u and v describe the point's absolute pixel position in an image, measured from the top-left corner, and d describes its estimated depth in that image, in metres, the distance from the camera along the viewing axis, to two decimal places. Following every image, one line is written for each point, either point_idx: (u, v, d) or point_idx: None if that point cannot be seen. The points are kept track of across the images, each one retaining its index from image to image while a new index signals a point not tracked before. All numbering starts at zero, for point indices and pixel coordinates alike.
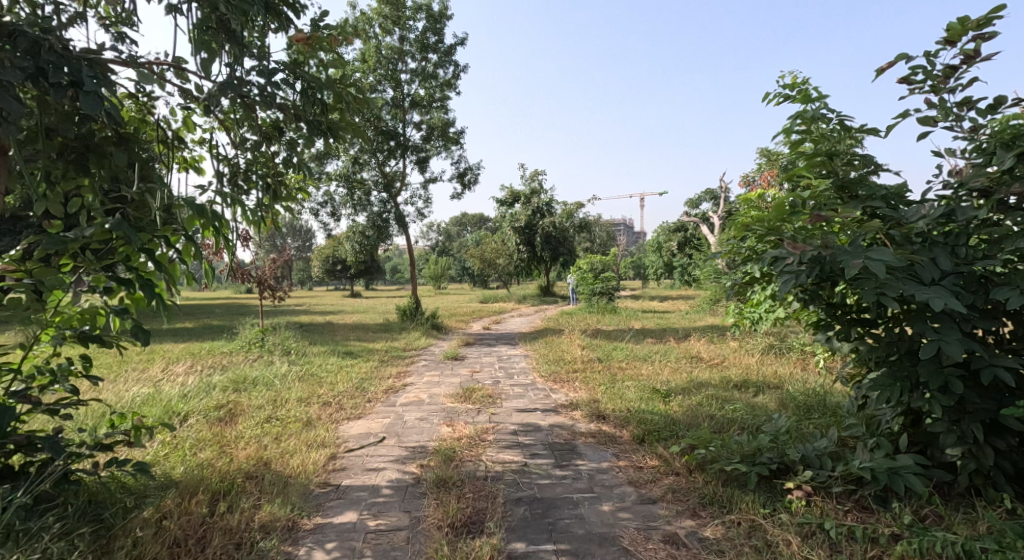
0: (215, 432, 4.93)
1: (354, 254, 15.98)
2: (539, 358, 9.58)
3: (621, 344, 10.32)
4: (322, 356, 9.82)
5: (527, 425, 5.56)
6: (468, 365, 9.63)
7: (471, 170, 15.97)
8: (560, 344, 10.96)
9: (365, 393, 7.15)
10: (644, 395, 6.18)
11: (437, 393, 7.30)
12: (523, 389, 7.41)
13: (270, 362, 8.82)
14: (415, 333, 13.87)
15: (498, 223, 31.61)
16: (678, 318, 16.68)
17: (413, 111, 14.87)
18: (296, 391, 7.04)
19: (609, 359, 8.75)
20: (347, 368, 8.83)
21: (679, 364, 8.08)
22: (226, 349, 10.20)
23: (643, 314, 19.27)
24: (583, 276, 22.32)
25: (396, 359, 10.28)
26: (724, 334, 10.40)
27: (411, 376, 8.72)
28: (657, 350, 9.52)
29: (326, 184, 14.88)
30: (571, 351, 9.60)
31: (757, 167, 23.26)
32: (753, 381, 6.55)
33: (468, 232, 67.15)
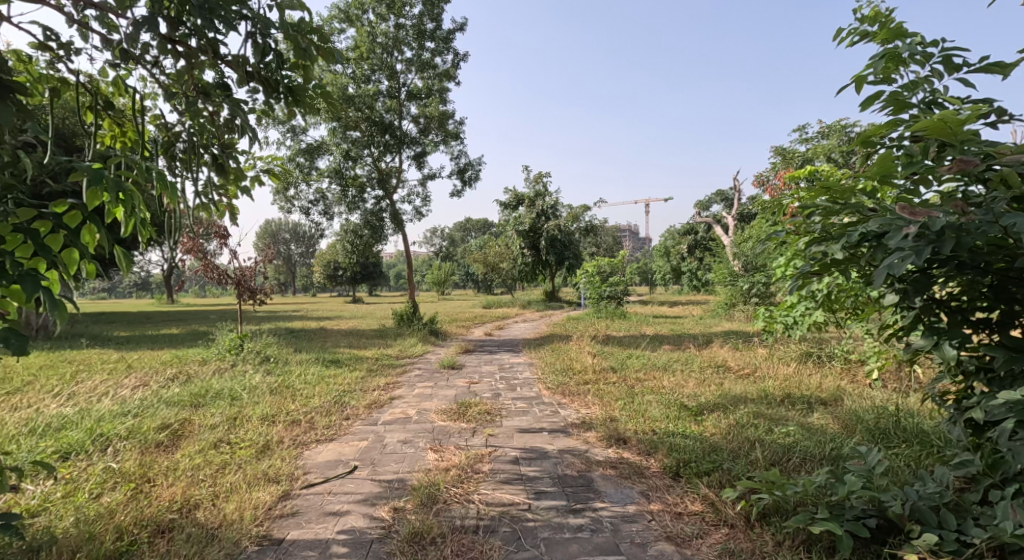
0: (143, 463, 3.96)
1: (346, 255, 15.07)
2: (545, 367, 8.61)
3: (636, 351, 9.31)
4: (303, 366, 8.84)
5: (531, 450, 4.57)
6: (466, 375, 8.65)
7: (472, 166, 15.03)
8: (568, 351, 9.98)
9: (345, 409, 6.18)
10: (672, 413, 5.20)
11: (428, 408, 6.34)
12: (526, 404, 6.42)
13: (242, 371, 7.85)
14: (412, 339, 12.94)
15: (502, 227, 30.68)
16: (691, 324, 15.74)
17: (410, 103, 13.98)
18: (264, 406, 6.08)
19: (624, 369, 7.76)
20: (330, 379, 7.87)
21: (707, 375, 7.07)
22: (200, 358, 9.27)
23: (654, 319, 18.31)
24: (590, 280, 21.37)
25: (387, 368, 9.31)
26: (750, 342, 9.39)
27: (400, 388, 7.74)
28: (678, 358, 8.51)
29: (318, 180, 14.01)
30: (580, 359, 8.62)
31: (772, 166, 22.40)
32: (798, 395, 5.55)
33: (471, 238, 66.35)
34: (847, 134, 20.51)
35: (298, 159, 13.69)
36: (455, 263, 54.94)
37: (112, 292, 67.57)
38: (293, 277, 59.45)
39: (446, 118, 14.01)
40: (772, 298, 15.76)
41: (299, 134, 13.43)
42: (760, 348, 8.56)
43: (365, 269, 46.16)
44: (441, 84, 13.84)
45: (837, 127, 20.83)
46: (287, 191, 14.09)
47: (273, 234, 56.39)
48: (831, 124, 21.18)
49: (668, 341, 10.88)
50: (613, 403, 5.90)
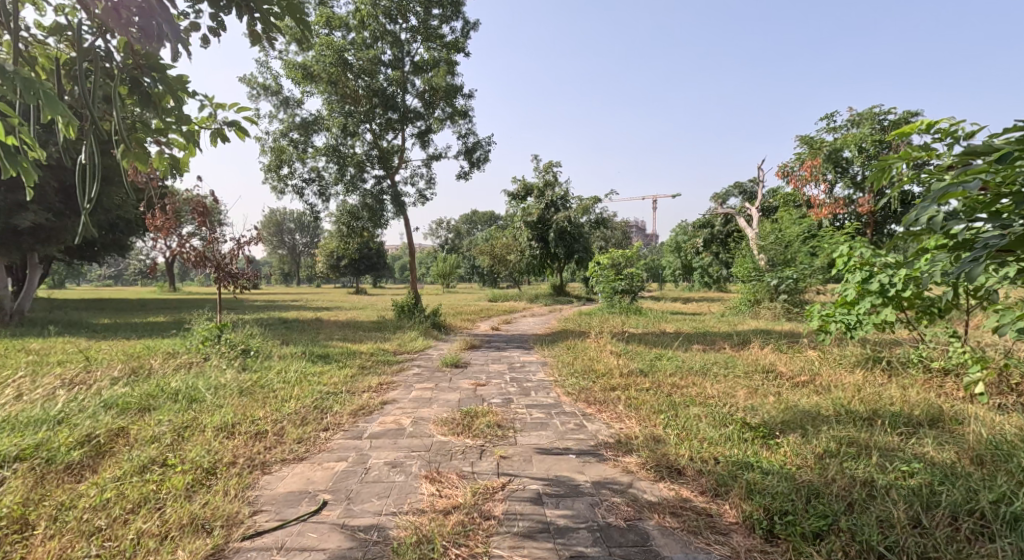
0: (29, 501, 3.01)
1: (342, 239, 14.13)
2: (562, 368, 7.49)
3: (664, 351, 8.20)
4: (286, 362, 7.78)
5: (557, 482, 3.50)
6: (471, 375, 7.58)
7: (481, 147, 13.95)
8: (586, 349, 8.89)
9: (324, 418, 5.10)
10: (733, 434, 4.09)
11: (425, 418, 5.26)
12: (544, 414, 5.33)
13: (212, 367, 6.79)
14: (412, 333, 11.86)
15: (510, 219, 29.56)
16: (714, 322, 14.60)
17: (416, 77, 12.95)
18: (229, 412, 5.03)
19: (656, 372, 6.65)
20: (315, 377, 6.80)
21: (757, 381, 5.97)
22: (172, 351, 8.23)
23: (671, 315, 17.21)
24: (602, 273, 20.20)
25: (382, 365, 8.24)
26: (795, 342, 8.26)
27: (394, 390, 6.65)
28: (714, 360, 7.39)
29: (314, 159, 13.10)
30: (602, 360, 7.52)
31: (797, 156, 21.16)
32: (887, 412, 4.44)
33: (478, 231, 65.10)
34: (879, 122, 19.33)
35: (292, 135, 12.81)
36: (460, 254, 53.90)
37: (115, 280, 66.89)
38: (296, 266, 58.47)
39: (454, 94, 12.97)
40: (801, 294, 14.64)
41: (293, 107, 12.63)
42: (810, 349, 7.44)
43: (367, 259, 45.15)
44: (449, 58, 12.78)
45: (868, 114, 19.65)
46: (280, 168, 13.23)
47: (276, 223, 55.48)
48: (862, 112, 19.99)
49: (697, 340, 9.74)
50: (652, 417, 4.81)
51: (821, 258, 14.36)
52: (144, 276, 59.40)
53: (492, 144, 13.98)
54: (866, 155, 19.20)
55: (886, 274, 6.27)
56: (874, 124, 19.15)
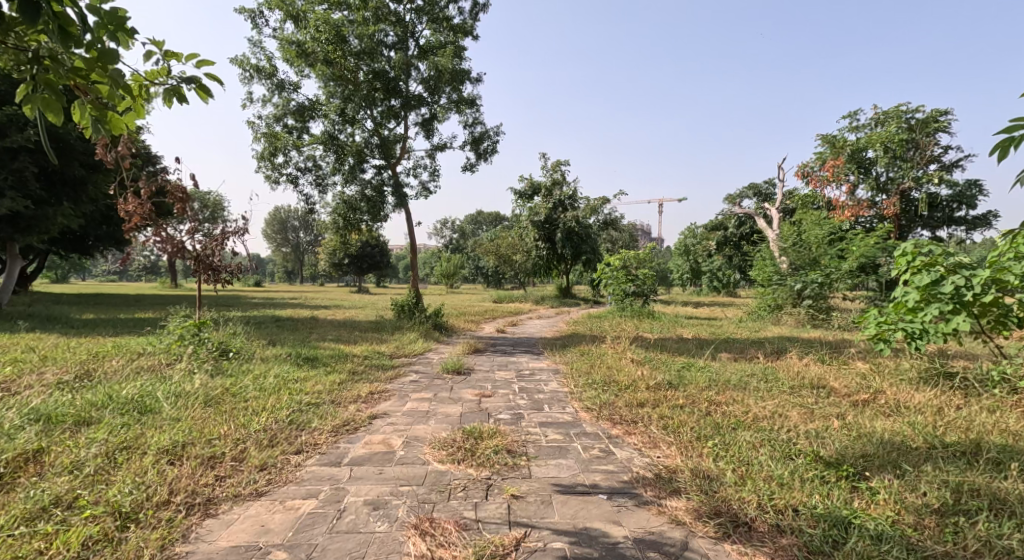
0: None
1: (337, 232, 13.29)
2: (579, 378, 6.64)
3: (690, 360, 7.31)
4: (267, 366, 6.97)
5: (586, 540, 2.82)
6: (475, 384, 6.73)
7: (488, 137, 13.16)
8: (603, 356, 8.04)
9: (299, 437, 4.28)
10: (806, 472, 3.24)
11: (420, 439, 4.43)
12: (561, 436, 4.49)
13: (180, 372, 5.99)
14: (411, 335, 11.02)
15: (516, 218, 28.70)
16: (733, 327, 13.75)
17: (420, 61, 12.20)
18: (184, 428, 4.22)
19: (687, 386, 5.77)
20: (296, 385, 5.99)
21: (809, 399, 5.10)
22: (142, 352, 7.42)
23: (687, 321, 16.27)
24: (613, 275, 19.31)
25: (375, 371, 7.39)
26: (840, 354, 7.33)
27: (387, 401, 5.83)
28: (751, 372, 6.49)
29: (309, 146, 12.34)
30: (623, 370, 6.64)
31: (817, 155, 20.20)
32: (994, 443, 3.61)
33: (483, 231, 64.15)
34: (906, 121, 18.13)
35: (287, 121, 12.08)
36: (464, 254, 52.94)
37: (120, 276, 66.59)
38: (300, 264, 57.69)
39: (461, 81, 12.21)
40: (826, 300, 13.70)
41: (289, 91, 11.93)
42: (860, 362, 6.53)
43: (371, 258, 44.28)
44: (456, 41, 12.01)
45: (894, 113, 18.50)
46: (275, 157, 12.49)
47: (281, 221, 54.84)
48: (887, 111, 18.84)
49: (724, 349, 8.83)
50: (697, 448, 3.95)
51: (849, 261, 13.42)
52: (148, 272, 58.85)
53: (501, 135, 13.20)
54: (892, 155, 18.07)
55: (961, 275, 5.42)
56: (901, 122, 17.96)
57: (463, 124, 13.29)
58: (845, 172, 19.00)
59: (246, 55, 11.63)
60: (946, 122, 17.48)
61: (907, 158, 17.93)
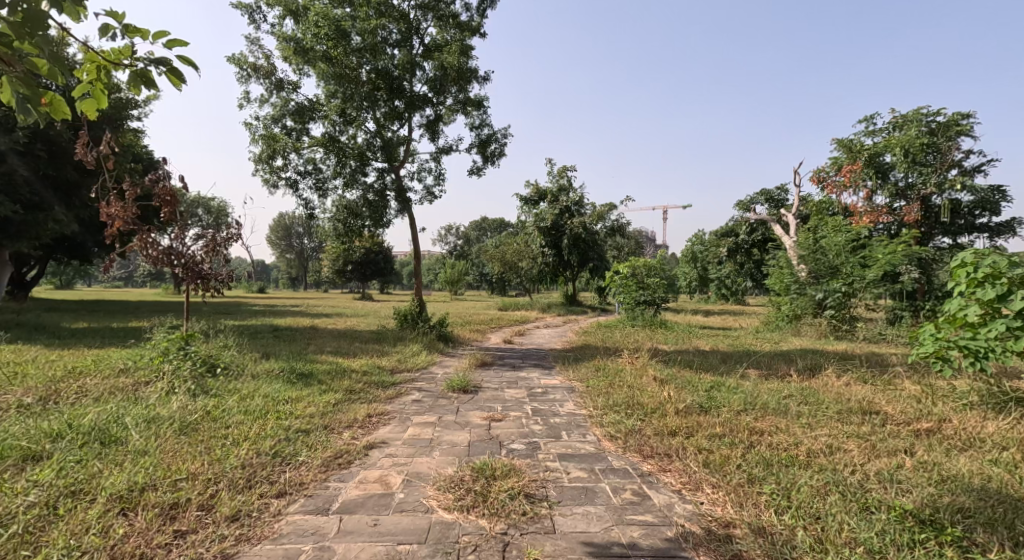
0: None
1: (338, 238, 12.75)
2: (597, 400, 6.06)
3: (718, 378, 6.69)
4: (258, 384, 6.43)
5: None
6: (483, 405, 6.13)
7: (496, 139, 12.64)
8: (621, 373, 7.44)
9: (284, 474, 3.71)
10: (901, 537, 2.86)
11: (423, 477, 3.87)
12: (585, 474, 3.93)
13: (160, 392, 5.47)
14: (413, 346, 10.45)
15: (522, 225, 28.15)
16: (751, 339, 13.13)
17: (425, 61, 11.73)
18: (149, 464, 3.67)
19: (721, 411, 5.17)
20: (286, 408, 5.42)
21: (864, 427, 4.50)
22: (122, 369, 6.84)
23: (701, 331, 15.70)
24: (623, 283, 18.73)
25: (375, 390, 6.81)
26: (882, 373, 6.68)
27: (387, 426, 5.29)
28: (787, 393, 5.88)
29: (310, 148, 11.85)
30: (646, 391, 6.03)
31: (833, 160, 19.50)
32: None
33: (488, 238, 63.49)
34: (926, 124, 17.38)
35: (286, 122, 11.57)
36: (469, 262, 52.27)
37: (126, 282, 66.59)
38: (303, 270, 57.29)
39: (467, 81, 11.67)
40: (850, 310, 13.04)
41: (289, 91, 11.44)
42: (909, 383, 5.90)
43: (374, 265, 43.66)
44: (463, 39, 11.48)
45: (912, 116, 17.72)
46: (273, 160, 11.98)
47: (285, 228, 54.49)
48: (906, 114, 18.05)
49: (751, 365, 8.20)
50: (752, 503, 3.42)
51: (873, 270, 12.75)
52: (152, 279, 58.62)
53: (509, 137, 12.66)
54: (911, 160, 17.28)
55: None
56: (921, 126, 17.16)
57: (470, 126, 12.76)
58: (863, 177, 18.22)
59: (244, 53, 11.16)
60: (968, 125, 16.78)
61: (927, 162, 17.22)
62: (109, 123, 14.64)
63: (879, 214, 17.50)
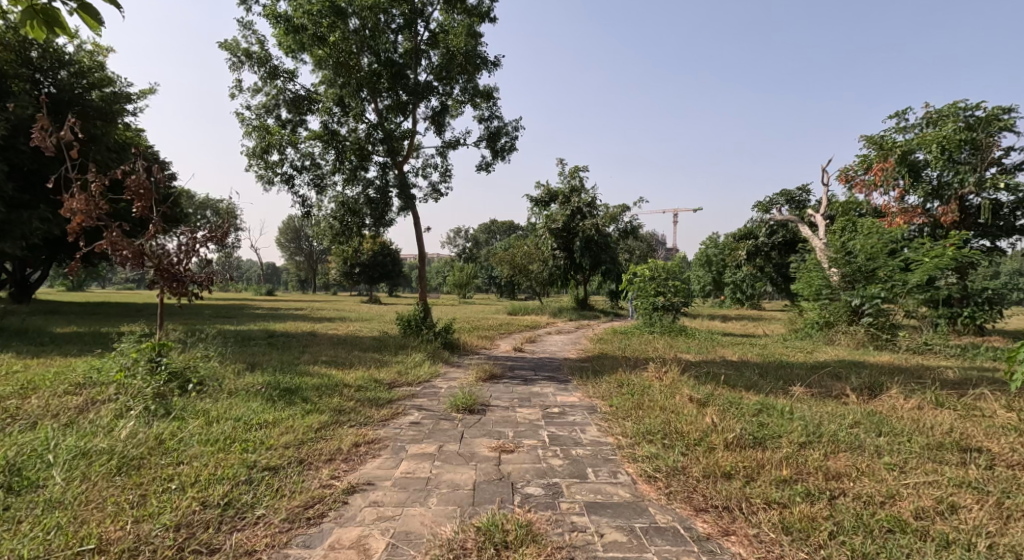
0: None
1: (336, 239, 11.93)
2: (624, 427, 5.17)
3: (763, 399, 5.77)
4: (232, 404, 5.61)
5: None
6: (491, 432, 5.27)
7: (506, 133, 11.79)
8: (647, 391, 6.54)
9: (231, 536, 3.17)
10: None
11: (411, 540, 3.16)
12: (624, 537, 3.19)
13: (109, 415, 4.67)
14: (415, 356, 9.61)
15: (533, 227, 27.29)
16: (780, 349, 12.21)
17: (431, 49, 10.91)
18: (51, 528, 3.09)
19: (780, 445, 4.26)
20: (256, 434, 4.61)
21: (972, 473, 3.60)
22: (82, 383, 6.05)
23: (724, 338, 14.77)
24: (640, 286, 17.83)
25: (368, 409, 5.95)
26: (956, 395, 5.73)
27: (376, 461, 4.43)
28: (850, 419, 4.97)
29: (307, 142, 11.04)
30: (682, 417, 5.13)
31: (860, 157, 18.31)
32: None
33: (497, 240, 62.70)
34: (963, 119, 16.24)
35: (280, 113, 10.76)
36: (478, 265, 51.47)
37: (137, 284, 66.57)
38: (312, 273, 56.78)
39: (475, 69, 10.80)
40: (889, 318, 12.05)
41: (283, 80, 10.61)
42: (999, 409, 4.94)
43: (382, 267, 42.95)
44: (470, 24, 10.64)
45: (948, 110, 16.56)
46: (268, 154, 11.17)
47: (294, 230, 53.98)
48: (940, 108, 16.90)
49: (795, 381, 7.26)
50: None
51: (917, 274, 11.76)
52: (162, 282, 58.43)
53: (520, 130, 11.80)
54: (947, 157, 16.17)
55: None
56: (958, 121, 16.03)
57: (478, 118, 11.90)
58: (895, 176, 17.06)
59: (236, 38, 10.37)
60: (1010, 120, 15.68)
61: (963, 160, 16.10)
62: (100, 118, 13.94)
63: (912, 215, 16.36)
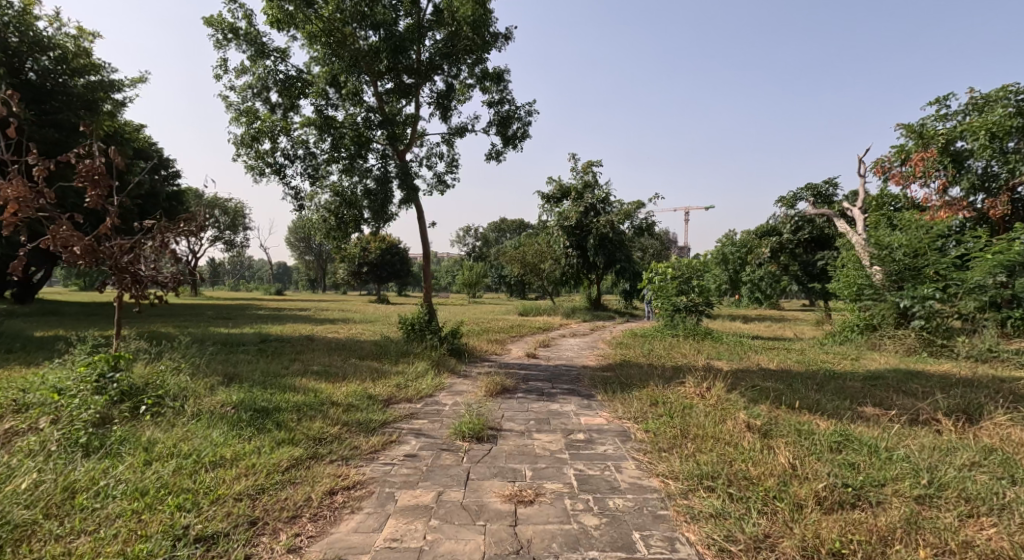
0: None
1: (333, 235, 10.93)
2: (671, 467, 4.11)
3: (842, 428, 4.66)
4: (187, 433, 4.61)
5: None
6: (504, 471, 4.22)
7: (519, 119, 10.72)
8: (690, 414, 5.45)
9: None
10: None
11: None
12: None
13: (22, 458, 3.75)
14: (418, 365, 8.60)
15: (545, 224, 26.21)
16: (819, 355, 11.08)
17: (435, 24, 9.85)
18: None
19: (887, 502, 3.32)
20: (203, 478, 3.65)
21: None
22: (14, 405, 5.09)
23: (755, 342, 13.65)
24: (660, 286, 16.71)
25: (355, 437, 4.92)
26: None
27: (356, 519, 3.42)
28: (964, 459, 3.86)
29: (300, 128, 10.05)
30: (745, 455, 4.06)
31: (898, 147, 16.92)
32: None
33: (507, 239, 61.64)
34: (1013, 103, 14.90)
35: (270, 97, 9.76)
36: (487, 264, 50.39)
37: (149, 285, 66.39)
38: (321, 272, 56.10)
39: (484, 47, 9.76)
40: (943, 321, 10.82)
41: (274, 60, 9.61)
42: None
43: (390, 267, 42.03)
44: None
45: (996, 95, 15.20)
46: (258, 143, 10.16)
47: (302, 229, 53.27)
48: (986, 93, 15.55)
49: (863, 400, 6.13)
50: None
51: (975, 273, 10.76)
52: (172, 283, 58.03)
53: (533, 115, 10.73)
54: (996, 146, 14.80)
55: None
56: (1008, 105, 14.63)
57: (487, 102, 10.85)
58: (936, 166, 15.75)
59: (220, 13, 9.36)
60: None
61: (1013, 149, 14.76)
62: (83, 107, 13.01)
63: (958, 209, 15.12)
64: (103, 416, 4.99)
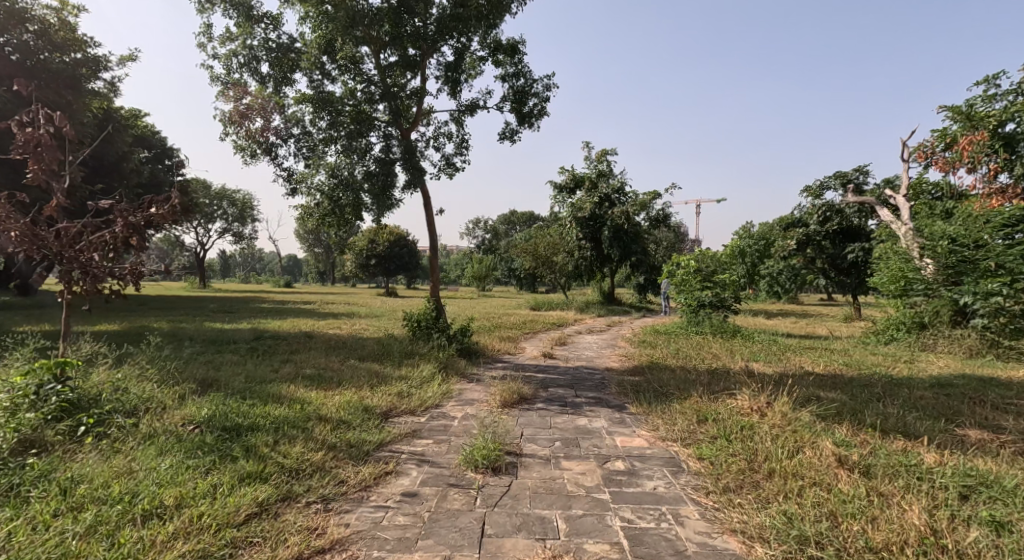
0: None
1: (332, 223, 9.95)
2: (749, 526, 3.15)
3: (963, 465, 3.62)
4: (128, 464, 3.64)
5: None
6: (530, 523, 3.25)
7: (536, 94, 9.69)
8: (754, 437, 4.41)
9: None
10: None
11: None
12: None
13: None
14: (424, 367, 7.62)
15: (558, 214, 25.11)
16: (869, 356, 10.03)
17: None
18: None
19: None
20: (124, 540, 3.00)
21: None
22: None
23: (790, 341, 12.58)
24: (683, 280, 15.63)
25: (343, 467, 3.93)
26: None
27: None
28: None
29: (294, 103, 9.04)
30: (856, 508, 3.18)
31: (942, 131, 15.64)
32: None
33: (517, 231, 60.43)
34: None
35: (261, 68, 8.76)
36: (497, 256, 49.26)
37: None
38: (329, 265, 55.25)
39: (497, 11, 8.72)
40: (1011, 320, 9.70)
41: (264, 26, 8.61)
42: None
43: (399, 259, 41.04)
44: None
45: None
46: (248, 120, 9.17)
47: None
48: None
49: (958, 418, 5.05)
50: None
51: None
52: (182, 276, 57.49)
53: (552, 90, 9.69)
54: None
55: None
56: None
57: (501, 76, 9.81)
58: (985, 151, 14.49)
59: None
60: None
61: None
62: (66, 84, 12.03)
63: (1011, 196, 13.87)
64: (34, 439, 4.04)
